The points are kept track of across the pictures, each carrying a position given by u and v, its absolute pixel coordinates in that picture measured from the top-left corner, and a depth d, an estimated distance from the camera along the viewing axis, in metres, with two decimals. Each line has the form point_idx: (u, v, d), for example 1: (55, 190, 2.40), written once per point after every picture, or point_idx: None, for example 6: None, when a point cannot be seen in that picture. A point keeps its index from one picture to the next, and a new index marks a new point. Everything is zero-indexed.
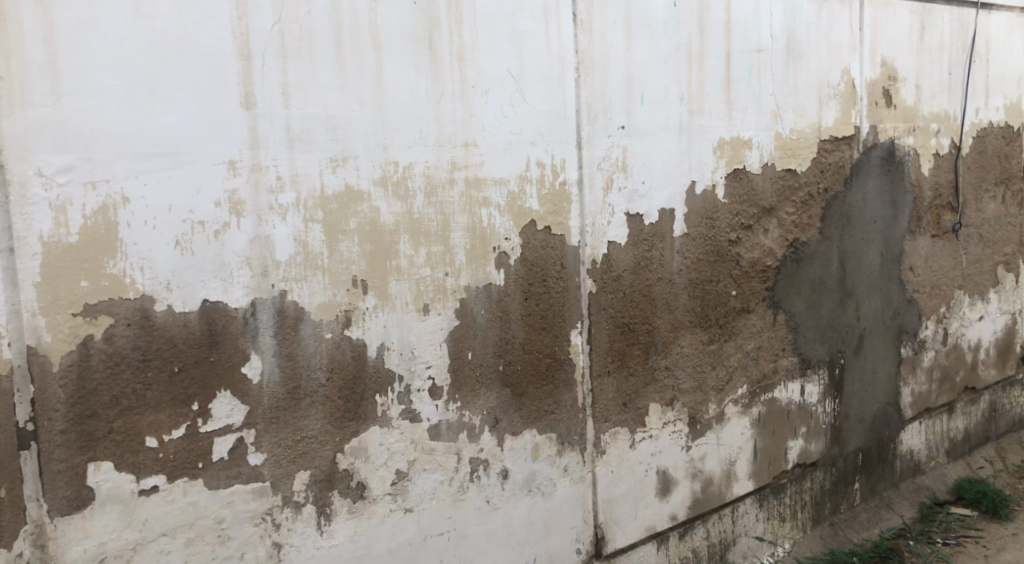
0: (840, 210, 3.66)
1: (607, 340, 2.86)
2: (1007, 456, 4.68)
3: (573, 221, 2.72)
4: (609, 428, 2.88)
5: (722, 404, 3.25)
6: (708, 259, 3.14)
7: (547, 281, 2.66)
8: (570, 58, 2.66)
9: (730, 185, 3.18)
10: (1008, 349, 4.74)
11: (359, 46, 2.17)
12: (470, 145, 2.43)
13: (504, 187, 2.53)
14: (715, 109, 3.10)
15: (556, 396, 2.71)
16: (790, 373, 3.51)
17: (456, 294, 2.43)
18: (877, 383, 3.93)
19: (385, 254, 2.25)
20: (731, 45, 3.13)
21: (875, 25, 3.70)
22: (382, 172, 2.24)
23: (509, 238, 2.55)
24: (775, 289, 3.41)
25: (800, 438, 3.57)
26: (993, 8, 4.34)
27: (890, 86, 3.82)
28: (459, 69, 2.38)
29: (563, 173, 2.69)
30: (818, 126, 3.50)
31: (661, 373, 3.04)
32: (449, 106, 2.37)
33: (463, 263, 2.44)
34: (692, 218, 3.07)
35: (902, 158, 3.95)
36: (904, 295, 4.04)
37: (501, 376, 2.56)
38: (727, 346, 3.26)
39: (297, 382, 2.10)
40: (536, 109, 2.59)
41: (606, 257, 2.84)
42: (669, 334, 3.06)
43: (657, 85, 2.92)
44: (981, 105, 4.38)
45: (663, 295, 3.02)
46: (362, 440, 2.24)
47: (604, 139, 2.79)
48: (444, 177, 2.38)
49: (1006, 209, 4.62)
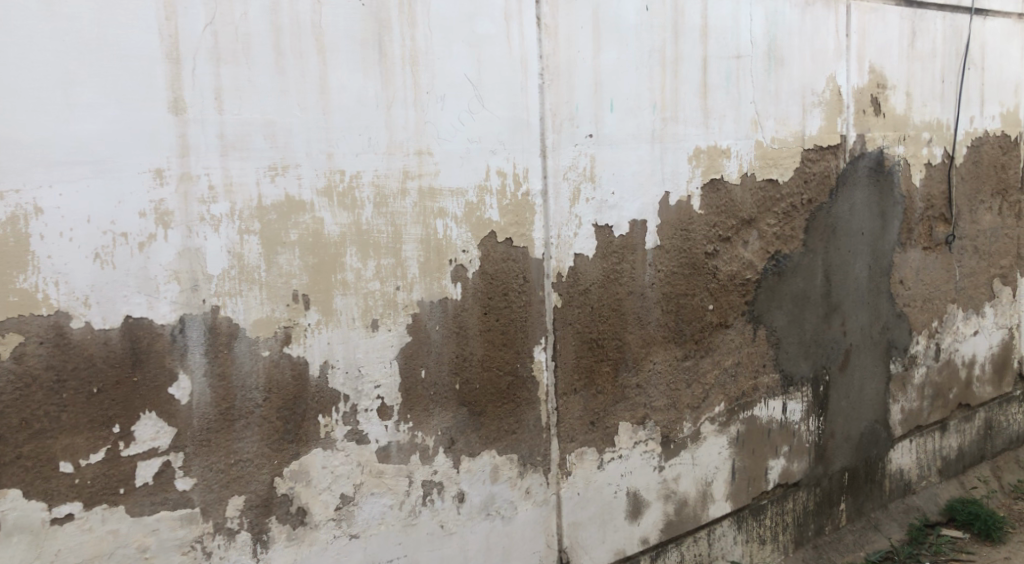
0: (825, 221, 3.54)
1: (574, 356, 2.75)
2: (1003, 475, 4.53)
3: (537, 233, 2.61)
4: (575, 448, 2.76)
5: (698, 423, 3.13)
6: (682, 272, 3.03)
7: (508, 295, 2.55)
8: (533, 64, 2.56)
9: (706, 195, 3.07)
10: (1005, 365, 4.59)
11: (302, 49, 2.07)
12: (423, 153, 2.33)
13: (461, 197, 2.42)
14: (690, 117, 2.99)
15: (517, 415, 2.60)
16: (771, 390, 3.38)
17: (409, 310, 2.32)
18: (865, 400, 3.80)
19: (329, 267, 2.15)
20: (707, 51, 3.02)
21: (863, 31, 3.58)
22: (327, 181, 2.14)
23: (467, 250, 2.45)
24: (756, 303, 3.29)
25: (782, 457, 3.44)
26: (989, 14, 4.21)
27: (879, 93, 3.70)
28: (411, 74, 2.28)
29: (526, 183, 2.58)
30: (802, 135, 3.38)
31: (632, 391, 2.93)
32: (401, 112, 2.27)
33: (415, 277, 2.33)
34: (665, 230, 2.96)
35: (892, 167, 3.82)
36: (893, 309, 3.91)
37: (457, 395, 2.44)
38: (704, 362, 3.14)
39: (230, 402, 2.00)
40: (495, 116, 2.48)
41: (573, 270, 2.73)
42: (641, 350, 2.95)
43: (628, 92, 2.82)
44: (977, 114, 4.24)
45: (634, 309, 2.91)
46: (303, 463, 2.13)
47: (569, 148, 2.69)
48: (395, 186, 2.27)
49: (1003, 220, 4.47)
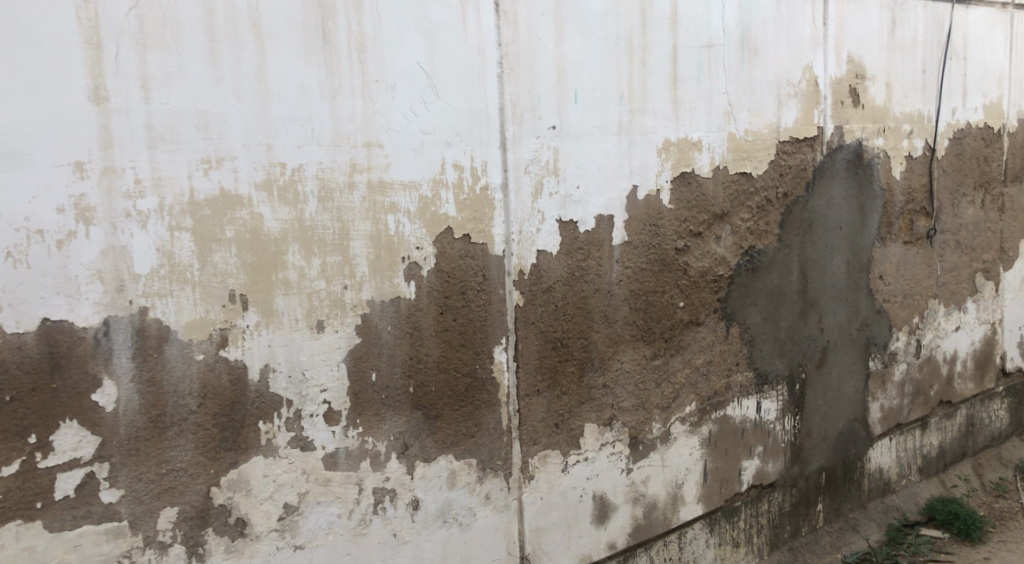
0: (801, 215, 3.45)
1: (537, 357, 2.65)
2: (985, 472, 4.45)
3: (497, 229, 2.51)
4: (538, 451, 2.66)
5: (668, 423, 3.04)
6: (651, 269, 2.94)
7: (466, 294, 2.45)
8: (492, 52, 2.45)
9: (676, 189, 2.98)
10: (987, 361, 4.51)
11: (238, 36, 1.97)
12: (372, 145, 2.22)
13: (414, 192, 2.31)
14: (658, 108, 2.89)
15: (476, 418, 2.49)
16: (745, 388, 3.30)
17: (358, 310, 2.22)
18: (843, 398, 3.71)
19: (269, 266, 2.05)
20: (678, 40, 2.91)
21: (841, 20, 3.48)
22: (266, 175, 2.04)
23: (422, 247, 2.34)
24: (728, 300, 3.21)
25: (756, 458, 3.35)
26: (971, 3, 4.12)
27: (858, 84, 3.60)
28: (357, 61, 2.17)
29: (485, 177, 2.47)
30: (777, 127, 3.28)
31: (598, 391, 2.83)
32: (347, 103, 2.16)
33: (365, 275, 2.22)
34: (633, 225, 2.87)
35: (871, 160, 3.72)
36: (873, 305, 3.82)
37: (411, 398, 2.34)
38: (674, 361, 3.06)
39: (161, 409, 1.90)
40: (451, 106, 2.37)
41: (535, 267, 2.62)
42: (608, 349, 2.85)
43: (593, 82, 2.71)
44: (959, 106, 4.15)
45: (600, 307, 2.82)
46: (242, 472, 2.03)
47: (531, 140, 2.58)
48: (342, 180, 2.17)
49: (986, 214, 4.39)
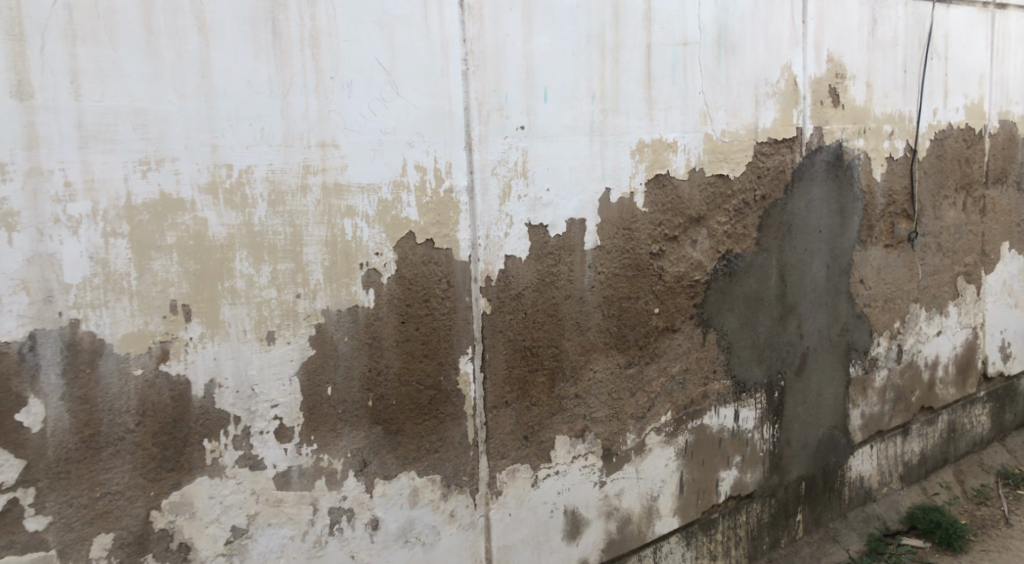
0: (780, 218, 3.36)
1: (505, 366, 2.54)
2: (966, 479, 4.39)
3: (462, 233, 2.39)
4: (506, 465, 2.55)
5: (643, 433, 2.94)
6: (625, 274, 2.85)
7: (430, 301, 2.33)
8: (456, 48, 2.34)
9: (650, 192, 2.88)
10: (968, 365, 4.45)
11: (179, 28, 1.84)
12: (327, 145, 2.10)
13: (373, 194, 2.19)
14: (632, 107, 2.80)
15: (440, 432, 2.38)
16: (722, 397, 3.21)
17: (311, 320, 2.09)
18: (823, 405, 3.63)
19: (214, 274, 1.93)
20: (652, 38, 2.82)
21: (821, 18, 3.40)
22: (210, 177, 1.92)
23: (381, 253, 2.22)
24: (704, 306, 3.12)
25: (734, 468, 3.26)
26: (952, 2, 4.05)
27: (838, 84, 3.52)
28: (311, 57, 2.05)
29: (449, 179, 2.36)
30: (755, 128, 3.19)
31: (570, 402, 2.73)
32: (300, 101, 2.04)
33: (319, 283, 2.10)
34: (605, 229, 2.77)
35: (851, 162, 3.64)
36: (853, 310, 3.74)
37: (370, 412, 2.23)
38: (649, 369, 2.97)
39: (94, 429, 1.78)
40: (412, 104, 2.26)
41: (504, 273, 2.51)
42: (580, 358, 2.75)
43: (563, 81, 2.61)
44: (940, 106, 4.08)
45: (572, 314, 2.71)
46: (185, 494, 1.91)
47: (498, 140, 2.47)
48: (294, 183, 2.05)
49: (968, 216, 4.33)
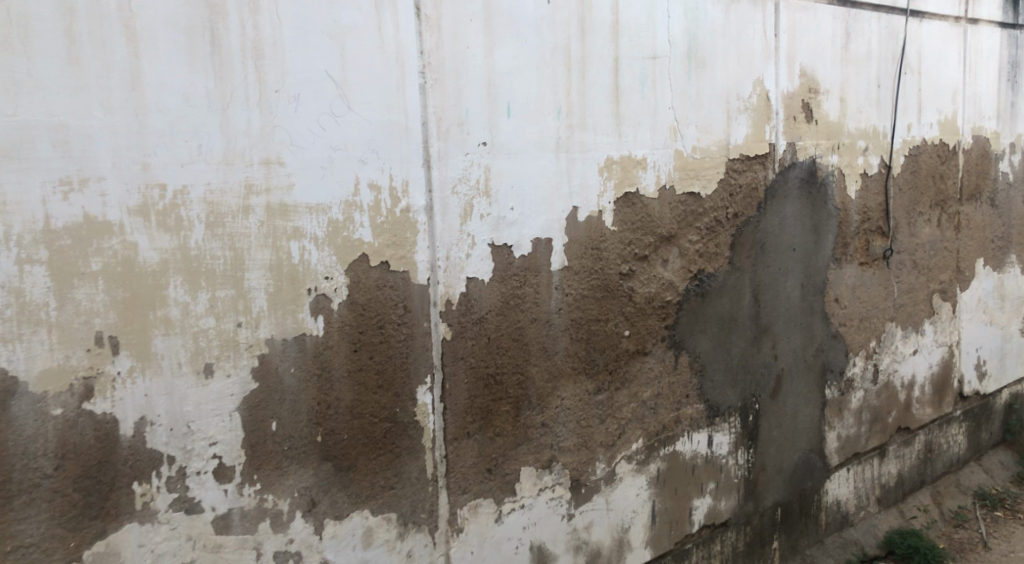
0: (753, 236, 3.27)
1: (467, 396, 2.40)
2: (943, 500, 4.33)
3: (419, 255, 2.26)
4: (468, 500, 2.42)
5: (613, 462, 2.82)
6: (593, 296, 2.74)
7: (384, 328, 2.19)
8: (412, 60, 2.21)
9: (619, 211, 2.79)
10: (945, 385, 4.40)
11: (105, 36, 1.70)
12: (272, 163, 1.96)
13: (322, 215, 2.05)
14: (599, 123, 2.70)
15: (396, 467, 2.24)
16: (695, 421, 3.10)
17: (254, 350, 1.95)
18: (798, 428, 3.53)
19: (145, 302, 1.78)
20: (619, 51, 2.73)
21: (793, 31, 3.32)
22: (141, 199, 1.77)
23: (331, 277, 2.08)
24: (676, 328, 3.02)
25: (708, 495, 3.15)
26: (924, 16, 4.01)
27: (811, 99, 3.44)
28: (253, 68, 1.92)
29: (406, 198, 2.23)
30: (727, 144, 3.11)
31: (537, 431, 2.60)
32: (241, 115, 1.90)
33: (262, 311, 1.96)
34: (572, 249, 2.66)
35: (826, 178, 3.56)
36: (828, 329, 3.66)
37: (319, 448, 2.08)
38: (619, 395, 2.85)
39: (6, 476, 1.63)
40: (365, 119, 2.12)
41: (464, 296, 2.38)
42: (546, 385, 2.62)
43: (527, 95, 2.49)
44: (915, 121, 4.03)
45: (538, 338, 2.59)
46: (111, 543, 1.76)
47: (459, 157, 2.34)
48: (235, 204, 1.90)
49: (942, 232, 4.28)
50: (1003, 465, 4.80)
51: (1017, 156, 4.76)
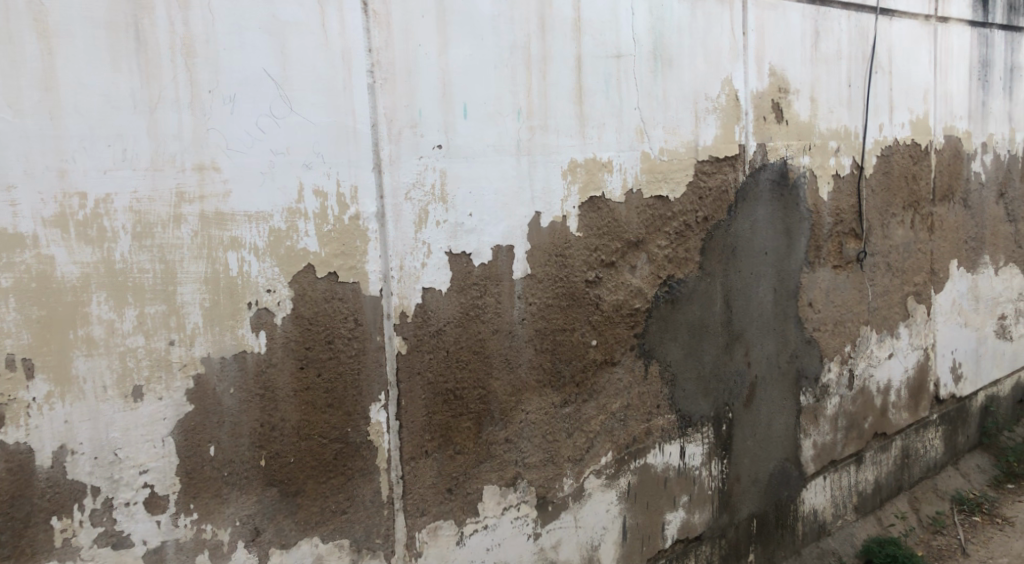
0: (724, 240, 3.18)
1: (425, 412, 2.28)
2: (921, 507, 4.27)
3: (371, 265, 2.14)
4: (428, 522, 2.29)
5: (581, 477, 2.71)
6: (559, 305, 2.63)
7: (333, 343, 2.07)
8: (359, 58, 2.09)
9: (584, 215, 2.68)
10: (921, 389, 4.35)
11: (13, 33, 1.59)
12: (206, 168, 1.83)
13: (263, 224, 1.92)
14: (562, 125, 2.60)
15: (348, 490, 2.11)
16: (667, 433, 3.01)
17: (188, 370, 1.81)
18: (773, 436, 3.45)
19: (64, 321, 1.66)
20: (581, 50, 2.64)
21: (762, 29, 3.25)
22: (58, 208, 1.65)
23: (274, 290, 1.95)
24: (646, 336, 2.93)
25: (681, 509, 3.06)
26: (894, 14, 3.96)
27: (781, 98, 3.36)
28: (183, 67, 1.78)
29: (355, 205, 2.10)
30: (695, 146, 3.03)
31: (500, 448, 2.48)
32: (170, 117, 1.77)
33: (197, 328, 1.82)
34: (536, 257, 2.55)
35: (797, 180, 3.48)
36: (802, 335, 3.57)
37: (263, 473, 1.95)
38: (587, 408, 2.75)
39: None
40: (309, 121, 2.00)
41: (421, 307, 2.26)
42: (510, 399, 2.51)
43: (485, 96, 2.38)
44: (886, 121, 3.97)
45: (500, 350, 2.47)
46: None
47: (412, 160, 2.22)
48: (164, 213, 1.77)
49: (916, 234, 4.22)
50: (980, 469, 4.77)
51: (988, 156, 4.72)
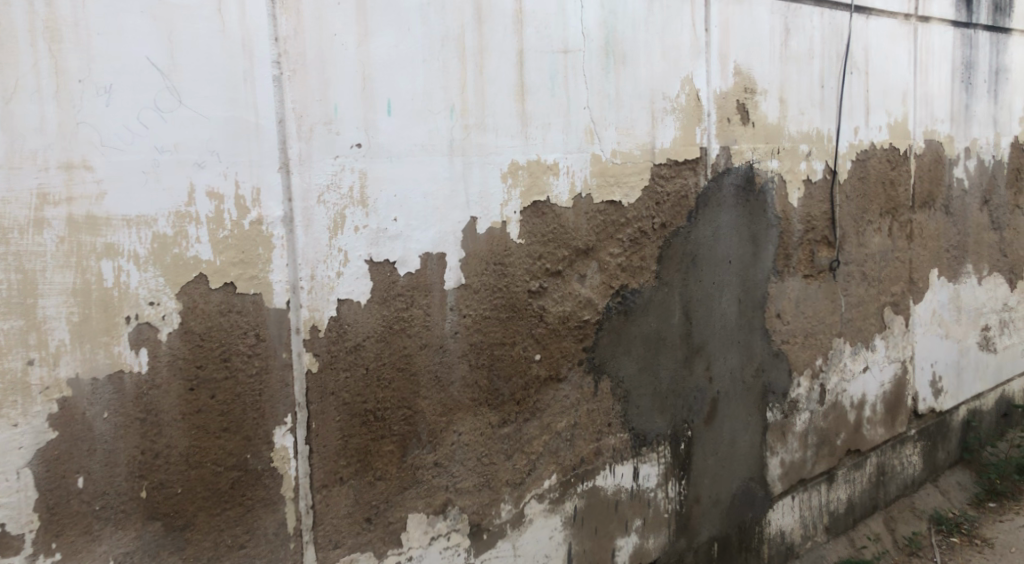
0: (683, 248, 2.99)
1: (339, 436, 2.09)
2: (896, 527, 4.09)
3: (276, 275, 1.94)
4: (342, 556, 2.11)
5: (521, 503, 2.53)
6: (497, 318, 2.44)
7: (230, 361, 1.88)
8: (263, 47, 1.90)
9: (526, 221, 2.49)
10: (898, 403, 4.17)
11: None
12: (75, 167, 1.65)
13: (145, 229, 1.74)
14: (501, 123, 2.41)
15: (247, 522, 1.93)
16: (619, 453, 2.83)
17: (51, 393, 1.64)
18: (736, 455, 3.26)
19: None
20: (523, 43, 2.45)
21: (726, 26, 3.06)
22: None
23: (158, 303, 1.76)
24: (596, 351, 2.75)
25: (634, 534, 2.88)
26: (871, 12, 3.78)
27: (747, 99, 3.18)
28: (46, 52, 1.61)
29: (257, 208, 1.91)
30: (651, 148, 2.85)
31: (428, 472, 2.30)
32: (31, 108, 1.60)
33: (63, 346, 1.65)
34: (471, 265, 2.36)
35: (764, 185, 3.30)
36: (769, 348, 3.39)
37: (143, 506, 1.76)
38: (529, 427, 2.57)
39: None
40: (202, 116, 1.80)
41: (336, 321, 2.06)
42: (440, 419, 2.32)
43: (412, 91, 2.19)
44: (862, 124, 3.79)
45: (429, 367, 2.28)
46: None
47: (326, 160, 2.03)
48: (23, 216, 1.60)
49: (894, 242, 4.05)
50: (960, 486, 4.58)
51: (972, 161, 4.54)
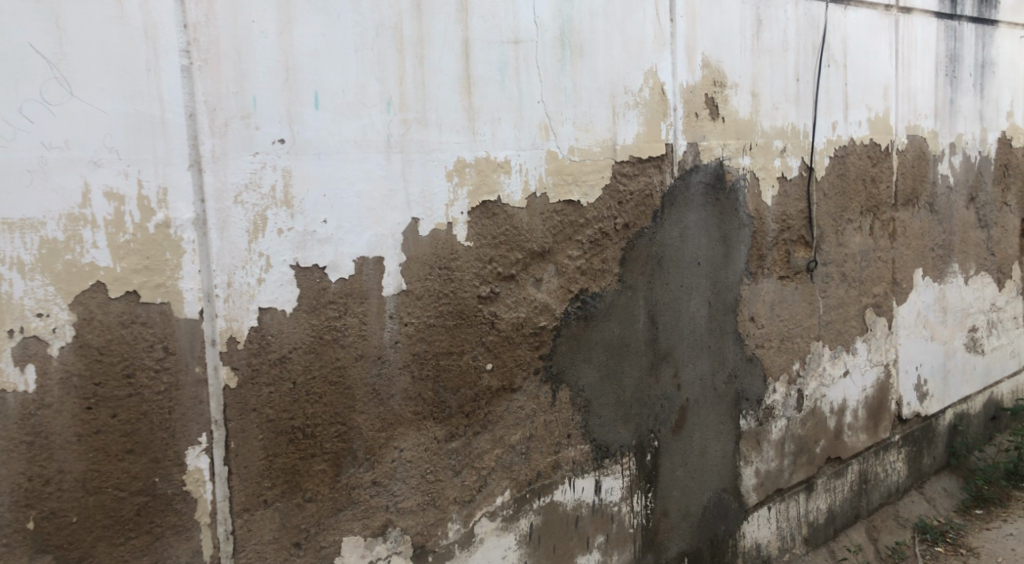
0: (648, 250, 2.84)
1: (263, 455, 1.94)
2: (879, 536, 3.94)
3: (186, 283, 1.79)
4: None
5: (470, 522, 2.38)
6: (443, 325, 2.28)
7: (134, 376, 1.73)
8: (169, 35, 1.75)
9: (475, 223, 2.34)
10: (880, 408, 4.02)
11: None
12: None
13: (31, 234, 1.61)
14: (445, 118, 2.25)
15: (156, 552, 1.78)
16: (579, 466, 2.68)
17: None
18: (707, 465, 3.11)
19: None
20: (469, 33, 2.29)
21: (692, 16, 2.91)
22: None
23: (48, 316, 1.63)
24: (553, 359, 2.59)
25: (596, 551, 2.73)
26: (849, 4, 3.63)
27: (716, 93, 3.03)
28: None
29: (164, 210, 1.76)
30: (612, 144, 2.69)
31: (365, 492, 2.14)
32: None
33: None
34: (413, 270, 2.19)
35: (736, 182, 3.14)
36: (742, 353, 3.24)
37: (32, 538, 1.63)
38: (479, 441, 2.41)
39: None
40: (97, 109, 1.67)
41: (257, 331, 1.91)
42: (378, 435, 2.16)
43: (342, 83, 2.03)
44: (841, 120, 3.64)
45: (366, 380, 2.12)
46: None
47: (243, 157, 1.87)
48: None
49: (875, 242, 3.90)
50: (947, 492, 4.44)
51: (957, 158, 4.39)
